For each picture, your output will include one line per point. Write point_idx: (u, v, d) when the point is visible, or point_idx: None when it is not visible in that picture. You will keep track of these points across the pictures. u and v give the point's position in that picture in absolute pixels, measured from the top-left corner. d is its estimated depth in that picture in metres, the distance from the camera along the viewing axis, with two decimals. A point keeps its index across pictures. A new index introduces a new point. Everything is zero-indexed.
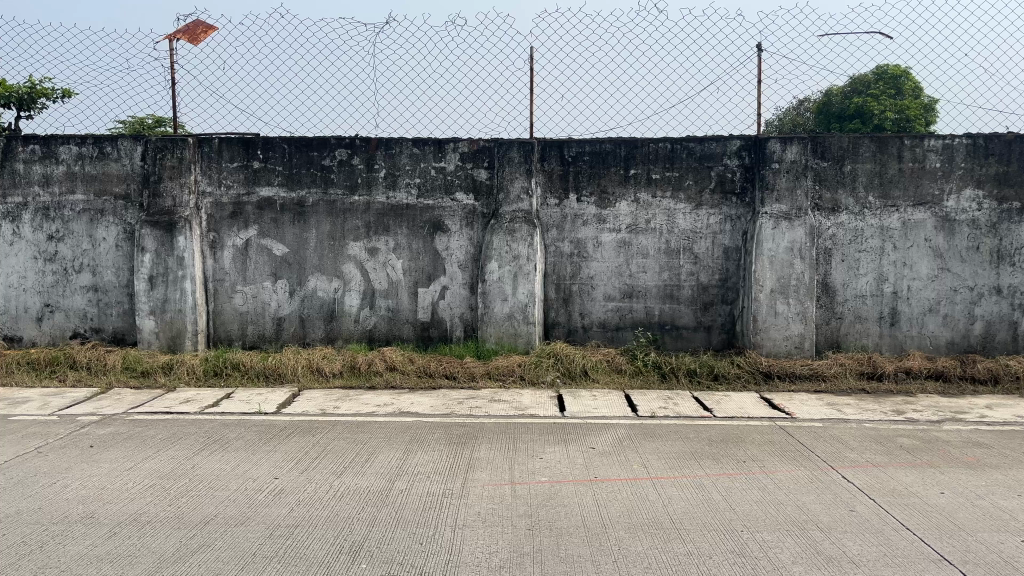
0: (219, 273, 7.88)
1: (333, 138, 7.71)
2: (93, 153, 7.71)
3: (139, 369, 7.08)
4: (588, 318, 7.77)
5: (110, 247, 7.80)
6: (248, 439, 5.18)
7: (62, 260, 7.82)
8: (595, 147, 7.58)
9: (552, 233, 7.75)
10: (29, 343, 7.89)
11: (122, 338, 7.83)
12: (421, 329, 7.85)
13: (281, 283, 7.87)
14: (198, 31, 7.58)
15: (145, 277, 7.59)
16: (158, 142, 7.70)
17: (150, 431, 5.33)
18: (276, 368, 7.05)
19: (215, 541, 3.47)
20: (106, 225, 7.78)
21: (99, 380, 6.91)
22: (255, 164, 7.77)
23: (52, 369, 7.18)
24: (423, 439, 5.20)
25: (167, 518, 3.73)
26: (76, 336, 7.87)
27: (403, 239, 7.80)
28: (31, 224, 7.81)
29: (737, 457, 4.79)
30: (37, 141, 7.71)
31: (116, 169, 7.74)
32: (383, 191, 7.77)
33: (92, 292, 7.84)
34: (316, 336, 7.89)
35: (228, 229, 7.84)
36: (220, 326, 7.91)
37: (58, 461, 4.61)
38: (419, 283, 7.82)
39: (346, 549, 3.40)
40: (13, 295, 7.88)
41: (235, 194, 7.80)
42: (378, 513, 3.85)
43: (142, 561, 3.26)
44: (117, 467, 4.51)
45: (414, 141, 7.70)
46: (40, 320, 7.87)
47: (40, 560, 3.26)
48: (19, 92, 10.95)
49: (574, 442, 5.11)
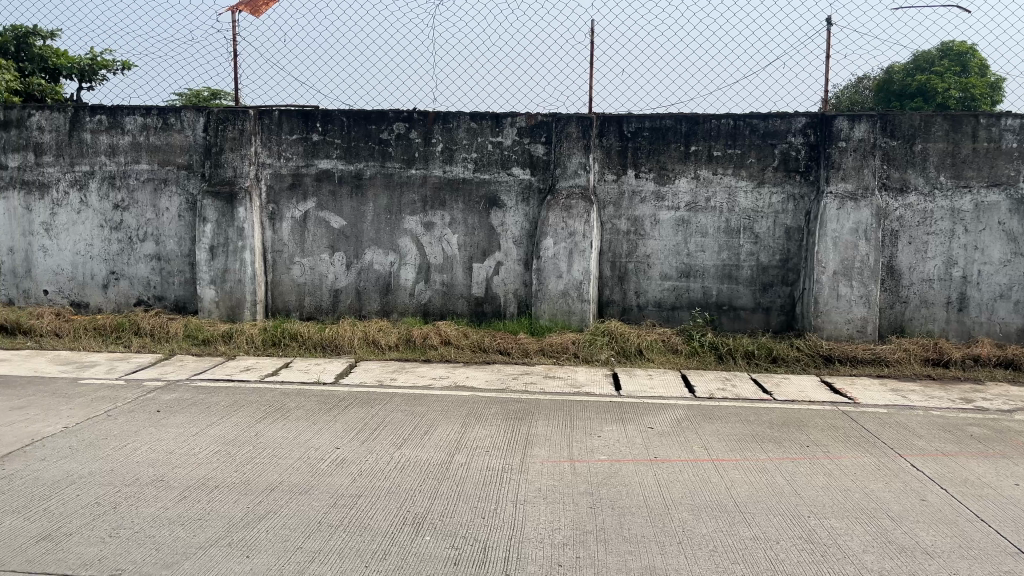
0: (279, 245, 7.97)
1: (392, 111, 7.71)
2: (158, 123, 7.83)
3: (201, 337, 7.22)
4: (644, 297, 7.69)
5: (173, 217, 7.95)
6: (308, 408, 5.25)
7: (127, 229, 7.99)
8: (656, 122, 7.46)
9: (609, 210, 7.66)
10: (95, 309, 8.11)
11: (184, 306, 8.01)
12: (475, 304, 7.86)
13: (339, 256, 7.93)
14: (260, 2, 7.61)
15: (206, 247, 7.72)
16: (220, 113, 7.77)
17: (214, 398, 5.43)
18: (334, 339, 7.13)
19: (281, 508, 3.52)
20: (169, 195, 7.92)
21: (163, 347, 7.07)
22: (314, 137, 7.81)
23: (117, 335, 7.36)
24: (480, 413, 5.21)
25: (233, 484, 3.80)
26: (140, 304, 8.06)
27: (459, 214, 7.79)
28: (98, 192, 7.98)
29: (800, 442, 4.69)
30: (104, 111, 7.86)
31: (180, 140, 7.86)
32: (439, 165, 7.76)
33: (156, 261, 8.01)
34: (371, 309, 7.96)
35: (288, 201, 7.91)
36: (279, 296, 8.03)
37: (127, 425, 4.73)
38: (474, 258, 7.82)
39: (410, 520, 3.42)
40: (80, 263, 8.08)
41: (295, 166, 7.86)
42: (440, 486, 3.86)
43: (212, 526, 3.32)
44: (184, 432, 4.61)
45: (472, 115, 7.66)
46: (106, 287, 8.08)
47: (114, 521, 3.34)
48: (82, 64, 11.31)
49: (632, 421, 5.07)
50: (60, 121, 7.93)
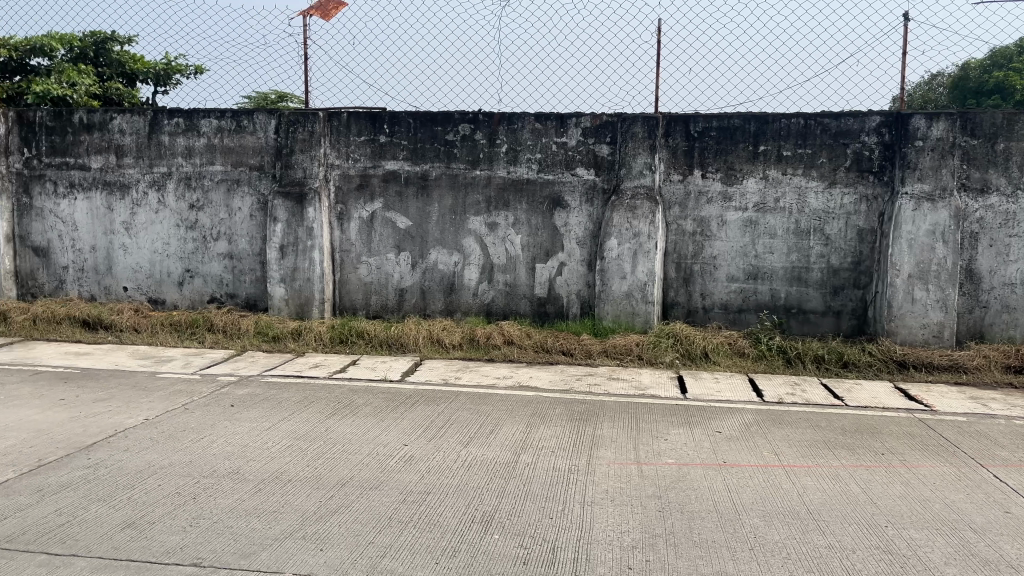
0: (346, 244, 8.11)
1: (458, 113, 7.77)
2: (232, 126, 8.06)
3: (271, 334, 7.40)
4: (710, 298, 7.58)
5: (245, 216, 8.17)
6: (376, 405, 5.34)
7: (202, 228, 8.24)
8: (723, 122, 7.35)
9: (675, 210, 7.57)
10: (171, 306, 8.39)
11: (255, 304, 8.22)
12: (538, 304, 7.86)
13: (404, 255, 8.03)
14: (330, 6, 7.76)
15: (277, 246, 7.91)
16: (291, 115, 7.95)
17: (285, 393, 5.57)
18: (399, 338, 7.22)
19: (352, 503, 3.59)
20: (242, 195, 8.14)
21: (235, 343, 7.27)
22: (381, 138, 7.92)
23: (192, 331, 7.60)
24: (545, 414, 5.21)
25: (306, 478, 3.89)
26: (213, 301, 8.31)
27: (523, 214, 7.80)
28: (174, 193, 8.25)
29: (875, 449, 4.57)
30: (181, 114, 8.12)
31: (253, 142, 8.07)
32: (504, 165, 7.79)
33: (228, 260, 8.24)
34: (436, 308, 8.03)
35: (355, 202, 8.05)
36: (346, 295, 8.17)
37: (203, 418, 4.89)
38: (537, 258, 7.82)
39: (479, 518, 3.45)
40: (157, 261, 8.36)
41: (362, 167, 7.99)
42: (507, 485, 3.88)
43: (286, 518, 3.40)
44: (257, 426, 4.74)
45: (537, 115, 7.67)
46: (181, 284, 8.35)
47: (194, 511, 3.45)
48: (157, 69, 11.72)
49: (699, 424, 5.01)
50: (140, 124, 8.21)
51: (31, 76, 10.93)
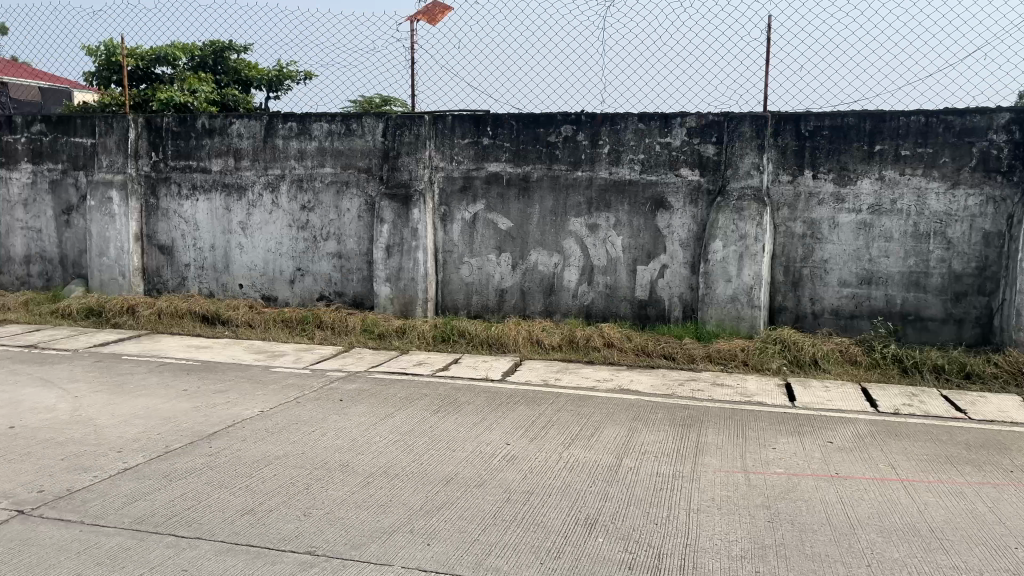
0: (449, 245, 8.25)
1: (560, 114, 7.77)
2: (342, 129, 8.32)
3: (376, 331, 7.60)
4: (820, 304, 7.32)
5: (353, 217, 8.42)
6: (478, 404, 5.40)
7: (312, 229, 8.55)
8: (837, 121, 7.08)
9: (784, 212, 7.34)
10: (283, 303, 8.75)
11: (361, 302, 8.47)
12: (639, 307, 7.78)
13: (505, 256, 8.10)
14: (436, 11, 7.91)
15: (382, 246, 8.12)
16: (398, 118, 8.15)
17: (391, 389, 5.71)
18: (500, 337, 7.29)
19: (457, 500, 3.64)
20: (350, 197, 8.40)
21: (343, 340, 7.51)
22: (484, 140, 8.02)
23: (302, 327, 7.89)
24: (647, 418, 5.15)
25: (412, 473, 3.97)
26: (321, 299, 8.61)
27: (625, 216, 7.73)
28: (287, 194, 8.59)
29: (1003, 466, 4.29)
30: (295, 118, 8.44)
31: (361, 145, 8.30)
32: (606, 166, 7.74)
33: (337, 259, 8.52)
34: (536, 309, 8.06)
35: (458, 203, 8.17)
36: (448, 294, 8.30)
37: (315, 411, 5.07)
38: (639, 260, 7.74)
39: (583, 520, 3.44)
40: (270, 259, 8.73)
41: (466, 168, 8.10)
42: (610, 488, 3.85)
43: (394, 512, 3.48)
44: (366, 421, 4.88)
45: (641, 116, 7.58)
46: (293, 282, 8.69)
47: (307, 501, 3.58)
48: (270, 75, 12.23)
49: (809, 434, 4.84)
50: (256, 129, 8.59)
51: (156, 84, 11.65)
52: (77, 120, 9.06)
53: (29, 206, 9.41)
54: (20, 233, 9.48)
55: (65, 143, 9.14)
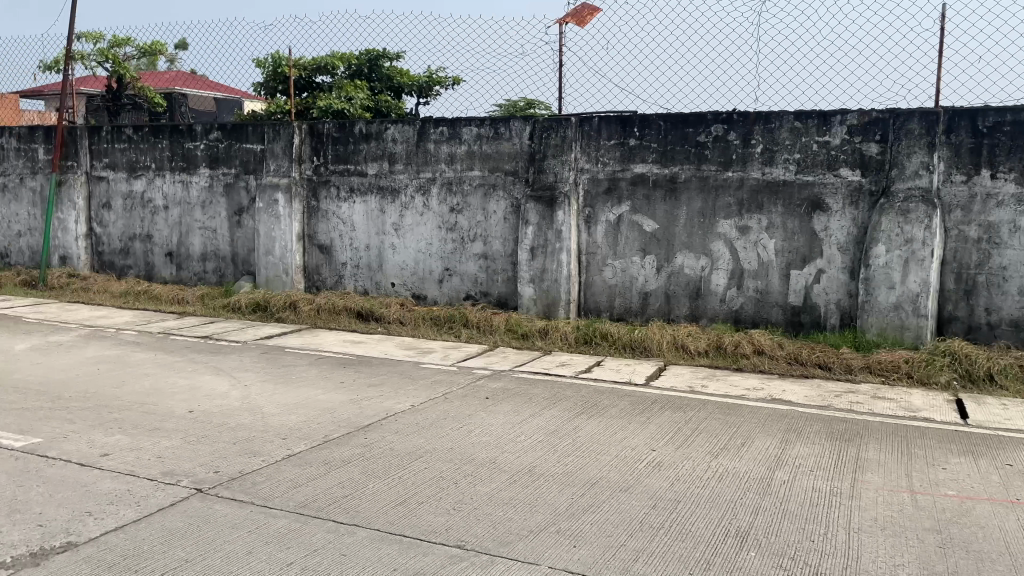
0: (593, 247, 8.21)
1: (711, 113, 7.57)
2: (490, 133, 8.49)
3: (520, 331, 7.70)
4: (997, 314, 6.74)
5: (500, 219, 8.58)
6: (623, 407, 5.35)
7: (460, 230, 8.77)
8: (1021, 116, 6.51)
9: (956, 214, 6.81)
10: (431, 302, 9.03)
11: (505, 302, 8.61)
12: (792, 313, 7.46)
13: (650, 259, 7.98)
14: (585, 13, 7.92)
15: (528, 248, 8.22)
16: (546, 121, 8.22)
17: (535, 389, 5.76)
18: (644, 341, 7.19)
19: (603, 504, 3.62)
20: (497, 199, 8.56)
21: (488, 339, 7.65)
22: (631, 141, 7.93)
23: (449, 325, 8.12)
24: (801, 430, 4.92)
25: (558, 474, 3.99)
26: (468, 299, 8.82)
27: (778, 218, 7.44)
28: (437, 197, 8.86)
29: None
30: (445, 123, 8.70)
31: (509, 148, 8.43)
32: (759, 166, 7.47)
33: (483, 260, 8.70)
34: (681, 313, 7.90)
35: (603, 205, 8.13)
36: (591, 296, 8.27)
37: (462, 408, 5.20)
38: (793, 265, 7.42)
39: (733, 533, 3.33)
40: (420, 259, 9.03)
41: (611, 170, 8.04)
42: (762, 501, 3.71)
43: (541, 511, 3.51)
44: (511, 419, 4.95)
45: (797, 114, 7.27)
46: (441, 282, 8.96)
47: (456, 495, 3.68)
48: (421, 81, 12.64)
49: (984, 455, 4.46)
50: (409, 133, 8.91)
51: (317, 92, 12.37)
52: (249, 127, 9.73)
53: (206, 208, 10.21)
54: (198, 233, 10.29)
55: (238, 149, 9.85)
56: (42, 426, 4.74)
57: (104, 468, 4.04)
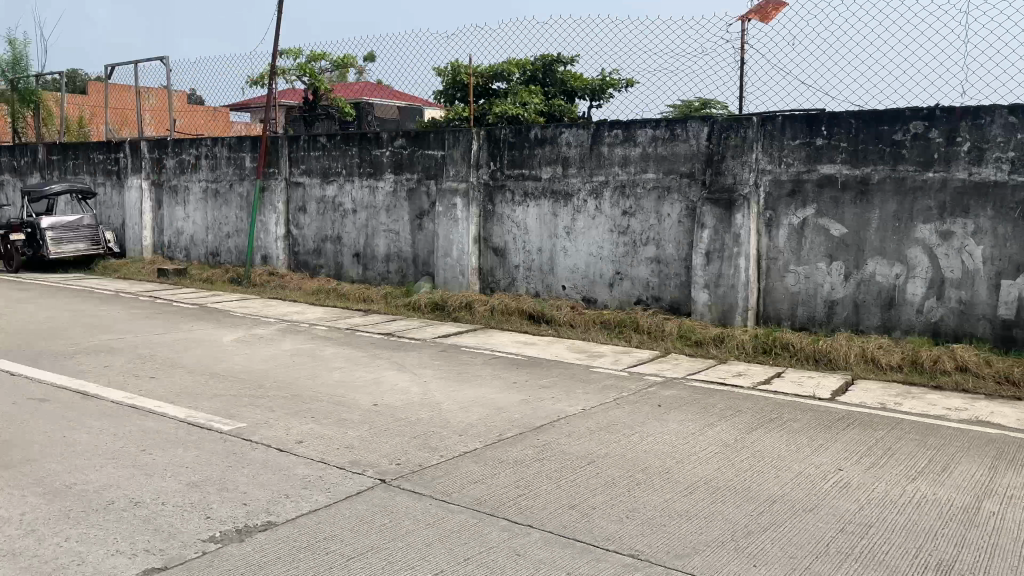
0: (774, 252, 7.84)
1: (909, 110, 7.03)
2: (666, 135, 8.33)
3: (694, 338, 7.50)
4: None
5: (674, 222, 8.41)
6: (805, 422, 5.07)
7: (633, 234, 8.68)
8: None
9: None
10: (602, 305, 9.00)
11: (679, 308, 8.42)
12: (1002, 327, 6.77)
13: (837, 265, 7.51)
14: (770, 9, 7.59)
15: (703, 252, 8.01)
16: (725, 122, 7.96)
17: (710, 399, 5.59)
18: (828, 352, 6.78)
19: (785, 523, 3.44)
20: (672, 202, 8.39)
21: (660, 345, 7.51)
22: (818, 141, 7.51)
23: (620, 330, 8.05)
24: (1013, 457, 4.44)
25: (735, 488, 3.83)
26: (639, 303, 8.72)
27: (987, 222, 6.79)
28: (610, 200, 8.81)
29: None
30: (621, 125, 8.63)
31: (685, 150, 8.24)
32: (965, 166, 6.85)
33: (656, 264, 8.56)
34: (871, 324, 7.38)
35: (786, 208, 7.73)
36: (770, 303, 7.90)
37: (635, 414, 5.12)
38: (1004, 274, 6.75)
39: (933, 566, 3.05)
40: (592, 263, 9.03)
41: (795, 171, 7.65)
42: (968, 533, 3.37)
43: (717, 526, 3.38)
44: (685, 428, 4.82)
45: (1013, 108, 6.60)
46: (612, 286, 8.90)
47: (629, 503, 3.63)
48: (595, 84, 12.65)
49: None
50: (584, 137, 8.92)
51: (493, 99, 12.70)
52: (430, 134, 10.14)
53: (390, 212, 10.75)
54: (383, 235, 10.85)
55: (420, 155, 10.29)
56: (246, 412, 5.18)
57: (298, 454, 4.35)
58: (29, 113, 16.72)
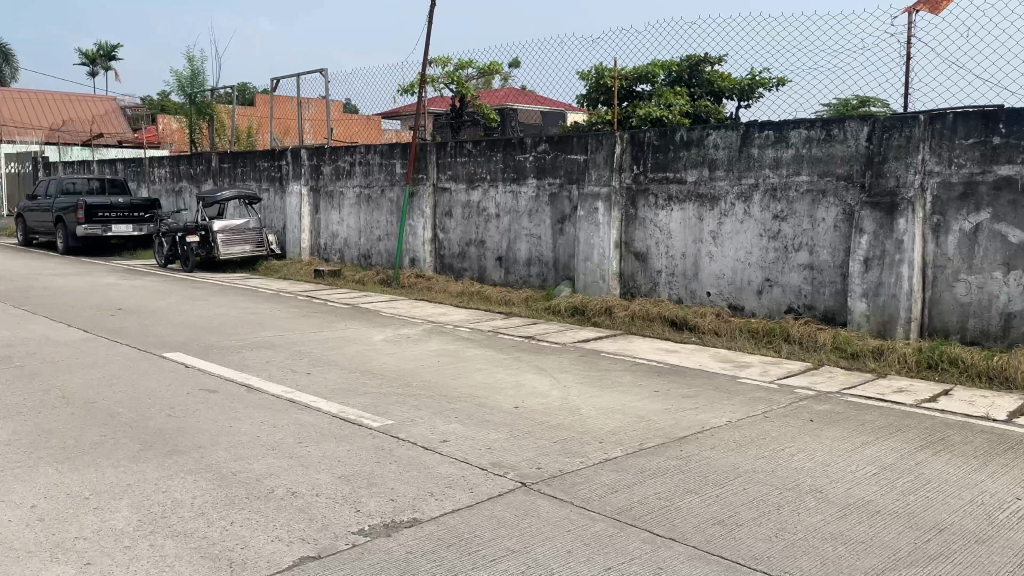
0: (941, 259, 7.28)
1: None
2: (822, 136, 7.93)
3: (850, 350, 7.09)
4: None
5: (829, 227, 8.00)
6: (977, 445, 4.66)
7: (785, 239, 8.32)
8: None
9: None
10: (749, 313, 8.69)
11: (833, 317, 8.00)
12: None
13: (1015, 275, 6.91)
14: None
15: (861, 259, 7.58)
16: (887, 121, 7.49)
17: (867, 415, 5.25)
18: (1004, 369, 6.22)
19: (954, 554, 3.17)
20: (827, 206, 7.98)
21: (812, 356, 7.15)
22: (995, 140, 6.92)
23: (768, 339, 7.74)
24: None
25: (897, 513, 3.57)
26: (790, 311, 8.35)
27: None
28: (760, 204, 8.49)
29: None
30: (772, 126, 8.30)
31: (843, 151, 7.82)
32: None
33: (809, 271, 8.17)
34: None
35: (956, 212, 7.16)
36: (936, 315, 7.34)
37: (784, 429, 4.89)
38: None
39: None
40: (738, 269, 8.73)
41: (968, 173, 7.07)
42: None
43: (877, 553, 3.17)
44: (840, 446, 4.55)
45: None
46: (761, 293, 8.58)
47: (779, 522, 3.46)
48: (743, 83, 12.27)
49: None
50: (732, 139, 8.64)
51: (637, 102, 12.59)
52: (574, 139, 10.14)
53: (533, 216, 10.84)
54: (525, 239, 10.96)
55: (563, 160, 10.32)
56: (394, 409, 5.36)
57: (443, 453, 4.45)
58: (205, 124, 18.13)
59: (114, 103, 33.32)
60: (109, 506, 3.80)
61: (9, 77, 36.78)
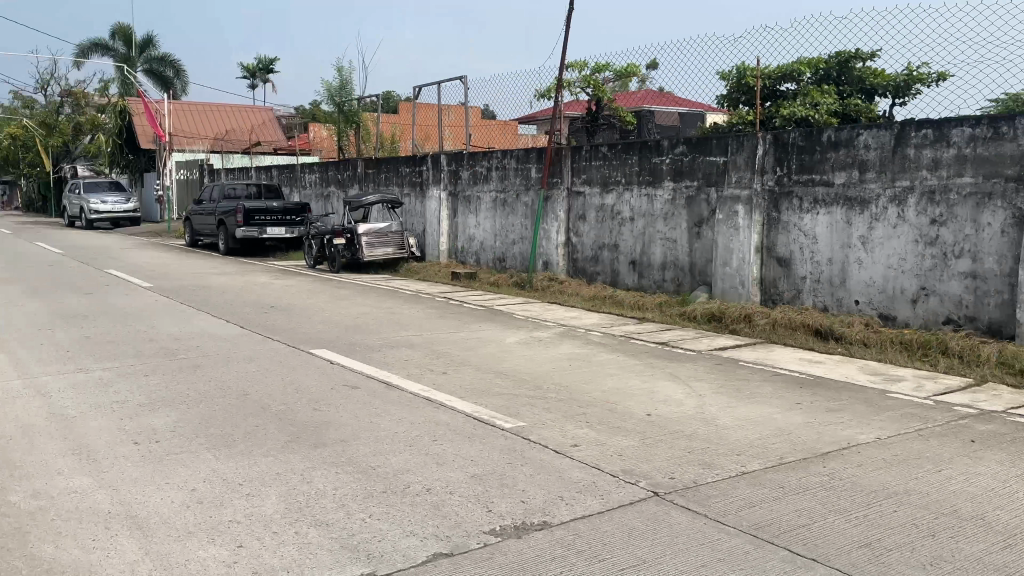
0: None
1: None
2: (988, 133, 7.34)
3: (1018, 367, 6.52)
4: None
5: (996, 233, 7.39)
6: None
7: (943, 245, 7.76)
8: None
9: None
10: (902, 323, 8.16)
11: (999, 330, 7.39)
12: None
13: None
14: None
15: None
16: None
17: None
18: None
19: None
20: (993, 209, 7.37)
21: (974, 372, 6.62)
22: None
23: (923, 352, 7.24)
24: None
25: None
26: (949, 323, 7.78)
27: None
28: (916, 207, 7.96)
29: None
30: (931, 125, 7.77)
31: (1013, 150, 7.20)
32: None
33: (971, 279, 7.58)
34: None
35: None
36: None
37: (940, 449, 4.55)
38: None
39: None
40: (891, 276, 8.22)
41: None
42: None
43: None
44: (1005, 471, 4.18)
45: None
46: (915, 302, 8.03)
47: (934, 550, 3.22)
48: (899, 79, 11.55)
49: None
50: (886, 138, 8.15)
51: (782, 102, 12.14)
52: (713, 140, 9.88)
53: (669, 220, 10.65)
54: (660, 243, 10.78)
55: (702, 162, 10.07)
56: (526, 411, 5.41)
57: (574, 458, 4.45)
58: (352, 132, 18.98)
59: (271, 113, 35.44)
60: (259, 492, 4.04)
61: (180, 91, 39.97)
